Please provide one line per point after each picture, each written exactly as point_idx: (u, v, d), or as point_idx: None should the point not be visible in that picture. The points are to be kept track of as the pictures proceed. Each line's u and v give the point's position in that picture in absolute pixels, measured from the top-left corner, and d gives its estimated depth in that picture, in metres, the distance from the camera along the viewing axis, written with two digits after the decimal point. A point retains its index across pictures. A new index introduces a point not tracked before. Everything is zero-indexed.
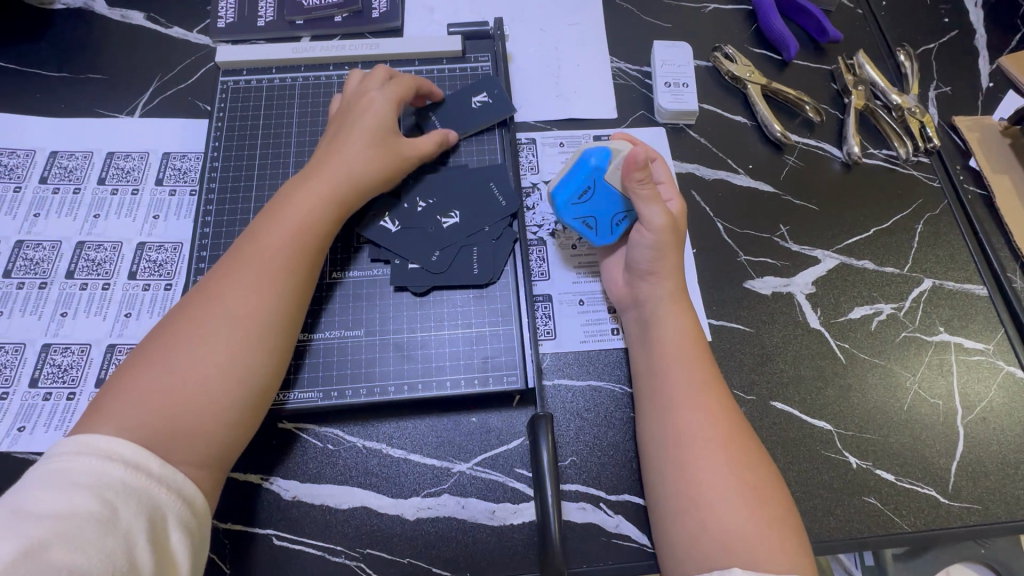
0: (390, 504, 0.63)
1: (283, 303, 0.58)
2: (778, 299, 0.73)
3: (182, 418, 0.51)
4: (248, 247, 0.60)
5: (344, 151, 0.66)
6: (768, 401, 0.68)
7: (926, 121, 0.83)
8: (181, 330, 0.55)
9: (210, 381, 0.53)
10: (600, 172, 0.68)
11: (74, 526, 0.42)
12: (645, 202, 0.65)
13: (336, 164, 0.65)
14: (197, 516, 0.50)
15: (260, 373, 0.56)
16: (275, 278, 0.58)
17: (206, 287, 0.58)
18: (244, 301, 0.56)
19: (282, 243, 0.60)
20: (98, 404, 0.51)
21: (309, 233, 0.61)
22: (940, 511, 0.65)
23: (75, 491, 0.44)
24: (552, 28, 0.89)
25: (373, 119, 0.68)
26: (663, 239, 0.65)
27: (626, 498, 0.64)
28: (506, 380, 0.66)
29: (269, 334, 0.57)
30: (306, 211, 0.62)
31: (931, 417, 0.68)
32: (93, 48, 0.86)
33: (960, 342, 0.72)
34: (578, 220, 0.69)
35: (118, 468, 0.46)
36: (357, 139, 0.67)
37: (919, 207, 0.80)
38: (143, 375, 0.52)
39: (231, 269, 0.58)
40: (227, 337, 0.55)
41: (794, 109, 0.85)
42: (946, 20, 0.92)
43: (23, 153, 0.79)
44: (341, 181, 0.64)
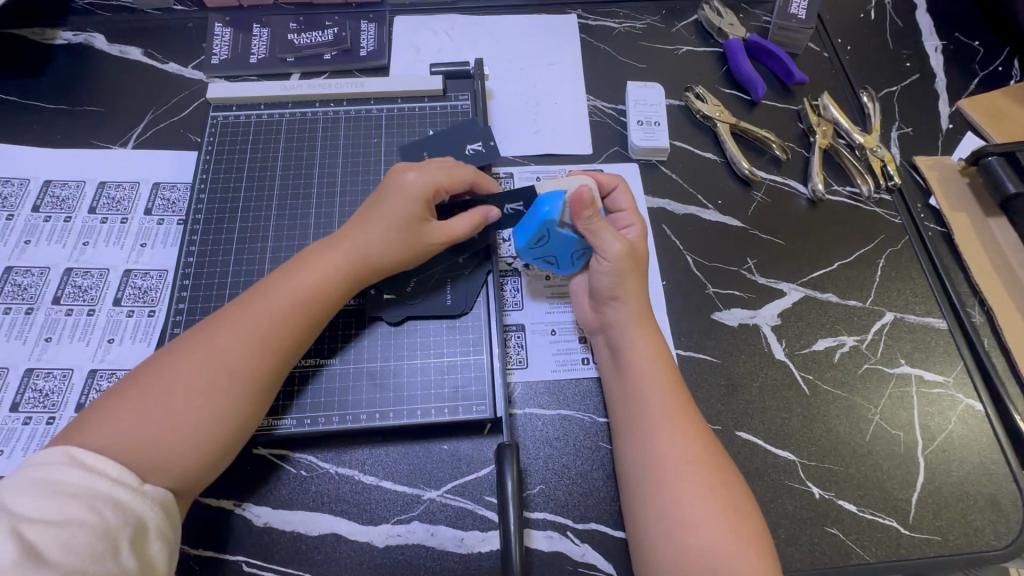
0: (360, 531, 0.64)
1: (276, 356, 0.59)
2: (744, 330, 0.76)
3: (164, 459, 0.53)
4: (253, 297, 0.61)
5: (370, 226, 0.66)
6: (733, 431, 0.70)
7: (887, 160, 0.86)
8: (175, 371, 0.56)
9: (197, 429, 0.54)
10: (552, 219, 0.65)
11: (65, 532, 0.45)
12: (597, 231, 0.66)
13: (358, 234, 0.66)
14: (175, 526, 0.52)
15: (244, 425, 0.57)
16: (275, 335, 0.60)
17: (206, 331, 0.59)
18: (240, 354, 0.58)
19: (286, 300, 0.61)
20: (84, 420, 0.53)
21: (315, 294, 0.63)
22: (902, 543, 0.66)
23: (64, 499, 0.46)
24: (532, 67, 0.93)
25: (402, 202, 0.66)
26: (619, 266, 0.67)
27: (593, 527, 0.65)
28: (477, 409, 0.67)
29: (255, 392, 0.58)
30: (314, 270, 0.63)
31: (892, 448, 0.70)
32: (91, 82, 0.89)
33: (921, 375, 0.74)
34: (539, 258, 0.70)
35: (105, 479, 0.48)
36: (383, 218, 0.66)
37: (882, 242, 0.83)
38: (131, 410, 0.53)
39: (233, 318, 0.60)
40: (217, 384, 0.56)
41: (762, 146, 0.89)
42: (907, 64, 0.97)
43: (18, 182, 0.82)
44: (359, 256, 0.65)
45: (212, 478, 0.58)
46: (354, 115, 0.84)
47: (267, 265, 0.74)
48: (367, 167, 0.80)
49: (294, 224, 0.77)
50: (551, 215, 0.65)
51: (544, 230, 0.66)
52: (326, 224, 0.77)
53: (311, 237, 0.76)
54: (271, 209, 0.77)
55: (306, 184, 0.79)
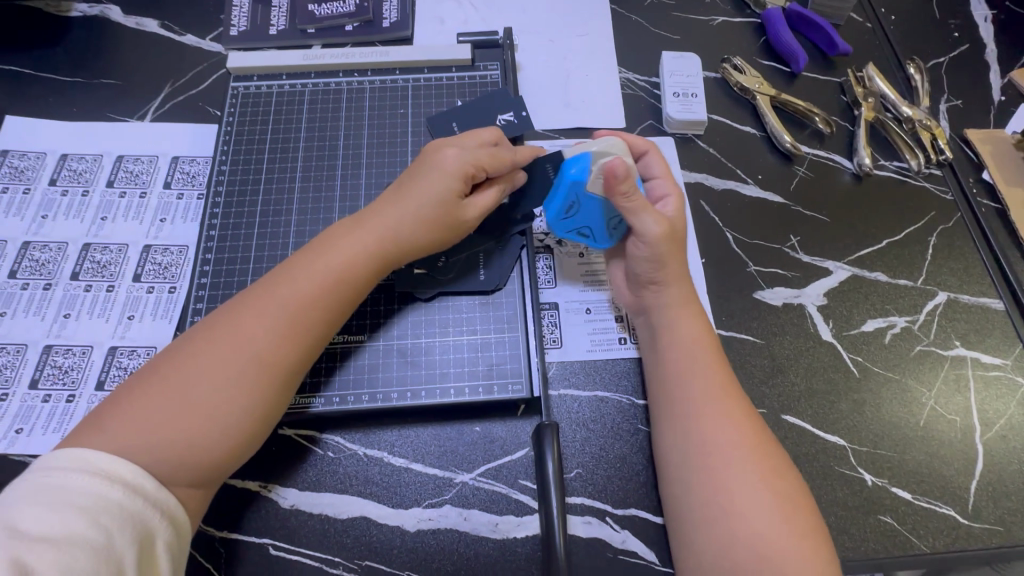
0: (390, 515, 0.61)
1: (301, 341, 0.56)
2: (789, 310, 0.72)
3: (189, 451, 0.50)
4: (276, 283, 0.58)
5: (398, 208, 0.62)
6: (779, 414, 0.67)
7: (938, 133, 0.82)
8: (196, 360, 0.53)
9: (221, 421, 0.52)
10: (583, 186, 0.62)
11: (69, 552, 0.42)
12: (634, 213, 0.62)
13: (384, 214, 0.62)
14: (184, 537, 0.50)
15: (271, 415, 0.55)
16: (301, 323, 0.56)
17: (228, 319, 0.56)
18: (264, 343, 0.55)
19: (312, 286, 0.58)
20: (101, 414, 0.50)
21: (340, 281, 0.59)
22: (961, 533, 0.62)
23: (70, 513, 0.44)
24: (561, 38, 0.89)
25: (437, 182, 0.62)
26: (660, 250, 0.63)
27: (634, 512, 0.62)
28: (511, 389, 0.64)
29: (281, 377, 0.55)
30: (339, 253, 0.60)
31: (948, 434, 0.66)
32: (107, 54, 0.87)
33: (977, 357, 0.70)
34: (572, 232, 0.67)
35: (113, 490, 0.46)
36: (414, 199, 0.62)
37: (933, 219, 0.79)
38: (151, 402, 0.51)
39: (256, 305, 0.56)
40: (240, 372, 0.53)
41: (804, 119, 0.84)
42: (956, 34, 0.92)
43: (34, 155, 0.79)
44: (387, 240, 0.61)
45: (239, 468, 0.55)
46: (378, 85, 0.81)
47: (291, 240, 0.71)
48: (393, 140, 0.77)
49: (318, 198, 0.74)
50: (582, 183, 0.61)
51: (572, 198, 0.63)
52: (352, 199, 0.74)
53: (335, 211, 0.73)
54: (295, 183, 0.75)
55: (330, 158, 0.76)
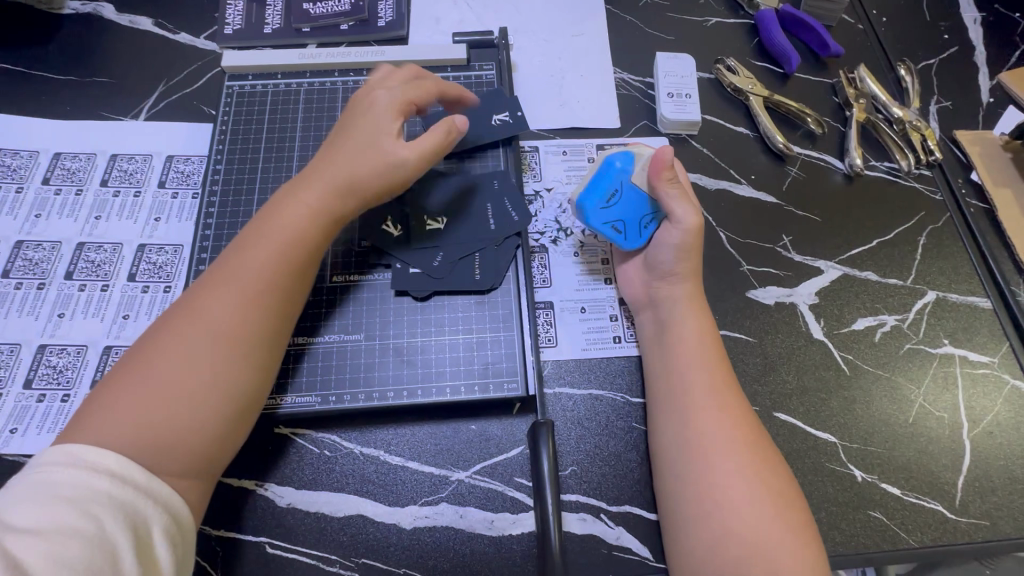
0: (386, 513, 0.62)
1: (270, 309, 0.57)
2: (781, 309, 0.73)
3: (169, 427, 0.50)
4: (234, 259, 0.58)
5: (341, 161, 0.63)
6: (771, 412, 0.67)
7: (928, 134, 0.83)
8: (163, 344, 0.53)
9: (199, 394, 0.52)
10: (627, 175, 0.67)
11: (59, 543, 0.41)
12: (676, 202, 0.65)
13: (328, 175, 0.63)
14: (183, 526, 0.49)
15: (250, 382, 0.55)
16: (265, 290, 0.57)
17: (188, 301, 0.56)
18: (229, 313, 0.55)
19: (271, 254, 0.59)
20: (82, 413, 0.50)
21: (299, 247, 0.60)
22: (948, 527, 0.63)
23: (58, 505, 0.43)
24: (556, 38, 0.90)
25: (375, 126, 0.65)
26: (687, 240, 0.65)
27: (628, 509, 0.63)
28: (507, 387, 0.65)
29: (254, 345, 0.55)
30: (295, 221, 0.61)
31: (937, 430, 0.68)
32: (100, 52, 0.86)
33: (964, 355, 0.72)
34: (606, 224, 0.67)
35: (102, 479, 0.45)
36: (355, 149, 0.64)
37: (923, 219, 0.80)
38: (126, 389, 0.50)
39: (217, 282, 0.57)
40: (211, 348, 0.53)
41: (797, 120, 0.85)
42: (946, 36, 0.93)
43: (27, 154, 0.79)
44: (339, 196, 0.62)
45: (232, 451, 0.55)
46: None
47: None
48: None
49: None
50: (628, 172, 0.67)
51: (616, 185, 0.67)
52: None
53: None
54: (290, 182, 0.75)
55: None
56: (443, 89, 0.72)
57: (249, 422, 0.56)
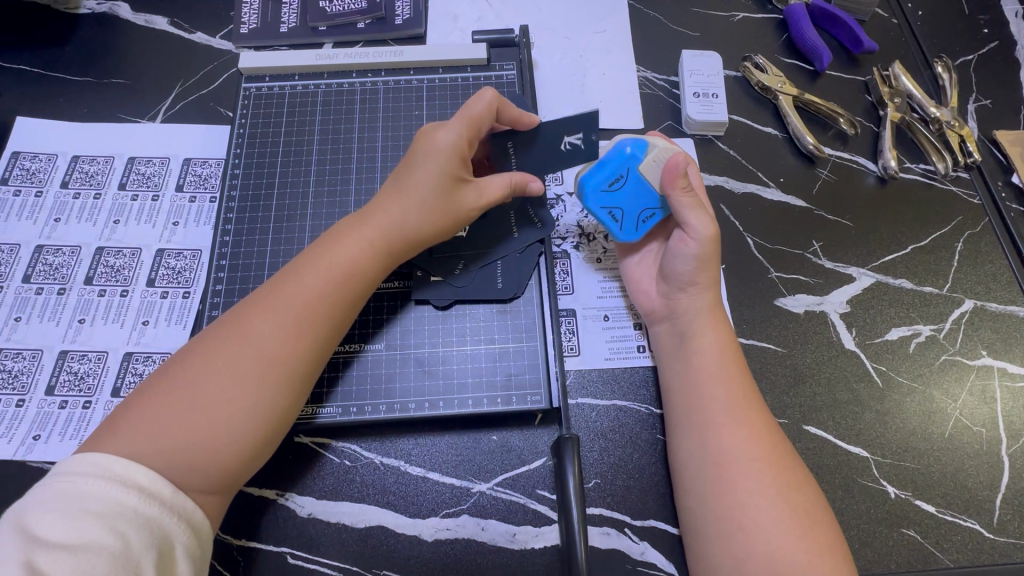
0: (408, 524, 0.61)
1: (314, 340, 0.55)
2: (811, 318, 0.71)
3: (202, 453, 0.48)
4: (287, 280, 0.56)
5: (405, 196, 0.60)
6: (801, 425, 0.66)
7: (966, 135, 0.80)
8: (206, 361, 0.51)
9: (234, 425, 0.50)
10: (636, 163, 0.64)
11: (83, 558, 0.40)
12: (688, 209, 0.62)
13: (391, 210, 0.60)
14: (203, 543, 0.48)
15: (282, 421, 0.53)
16: (313, 322, 0.55)
17: (238, 319, 0.54)
18: (275, 346, 0.53)
19: (321, 278, 0.56)
20: (111, 423, 0.49)
21: (352, 280, 0.57)
22: (985, 547, 0.61)
23: (84, 520, 0.42)
24: (578, 36, 0.87)
25: (440, 167, 0.60)
26: (704, 251, 0.62)
27: (653, 524, 0.62)
28: (530, 400, 0.63)
29: (296, 378, 0.53)
30: (351, 250, 0.58)
31: (973, 446, 0.65)
32: (117, 52, 0.86)
33: (1003, 367, 0.69)
34: (603, 210, 0.65)
35: (129, 494, 0.44)
36: (419, 187, 0.60)
37: (960, 224, 0.77)
38: (165, 402, 0.49)
39: (267, 305, 0.54)
40: (253, 374, 0.51)
41: (828, 120, 0.82)
42: (985, 31, 0.89)
43: (46, 157, 0.79)
44: (397, 236, 0.59)
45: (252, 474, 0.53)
46: (392, 86, 0.79)
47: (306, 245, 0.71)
48: (407, 141, 0.76)
49: (333, 202, 0.73)
50: (636, 160, 0.64)
51: (622, 172, 0.64)
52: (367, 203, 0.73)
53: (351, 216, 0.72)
54: (308, 186, 0.74)
55: (344, 161, 0.75)
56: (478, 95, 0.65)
57: (273, 451, 0.54)
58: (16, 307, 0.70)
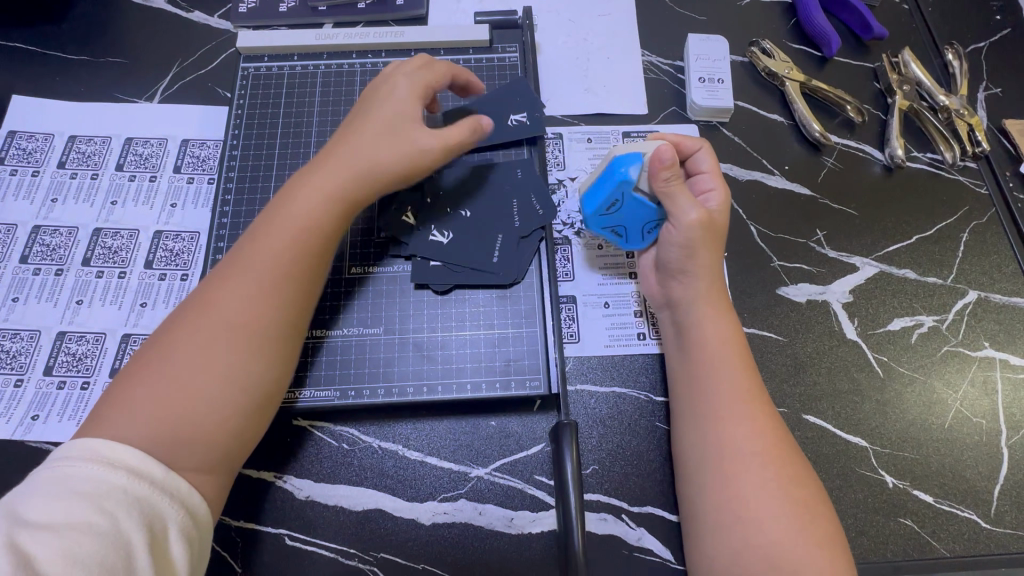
0: (405, 507, 0.61)
1: (286, 303, 0.54)
2: (813, 307, 0.70)
3: (196, 425, 0.48)
4: (251, 244, 0.55)
5: (360, 135, 0.60)
6: (800, 414, 0.65)
7: (975, 124, 0.78)
8: (176, 338, 0.51)
9: (223, 390, 0.50)
10: (629, 184, 0.61)
11: (71, 538, 0.40)
12: (679, 200, 0.61)
13: (347, 151, 0.60)
14: (200, 523, 0.47)
15: (265, 391, 0.53)
16: (283, 280, 0.54)
17: (206, 290, 0.54)
18: (244, 311, 0.52)
19: (286, 242, 0.55)
20: (104, 404, 0.48)
21: (314, 236, 0.56)
22: (982, 537, 0.62)
23: (73, 500, 0.42)
24: (581, 18, 0.85)
25: (396, 107, 0.62)
26: (691, 236, 0.61)
27: (650, 511, 0.62)
28: (529, 385, 0.63)
29: (271, 341, 0.53)
30: (314, 207, 0.57)
31: (973, 437, 0.65)
32: (113, 30, 0.84)
33: (1006, 359, 0.69)
34: (607, 229, 0.65)
35: (119, 475, 0.44)
36: (375, 125, 0.61)
37: (967, 214, 0.76)
38: (150, 380, 0.49)
39: (235, 270, 0.54)
40: (227, 342, 0.51)
41: (835, 108, 0.81)
42: (998, 18, 0.87)
43: (42, 137, 0.78)
44: (356, 176, 0.59)
45: (248, 451, 0.53)
46: None
47: None
48: None
49: None
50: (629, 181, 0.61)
51: (618, 194, 0.62)
52: None
53: None
54: None
55: None
56: (454, 72, 0.68)
57: (265, 424, 0.54)
58: (13, 288, 0.70)
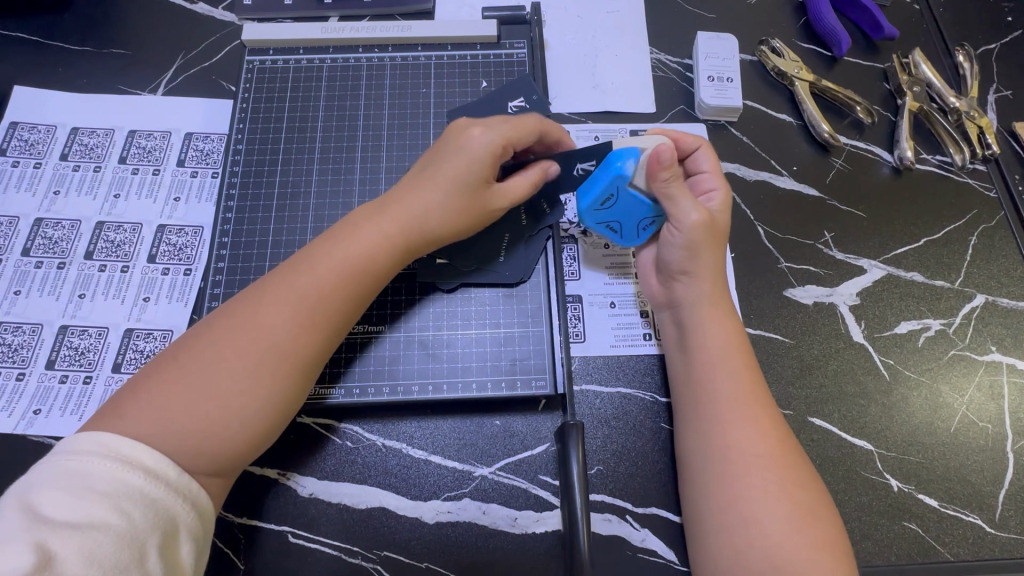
0: (409, 506, 0.61)
1: (322, 331, 0.53)
2: (820, 309, 0.70)
3: (211, 440, 0.48)
4: (297, 266, 0.55)
5: (428, 188, 0.58)
6: (806, 417, 0.65)
7: (984, 126, 0.78)
8: (210, 349, 0.50)
9: (240, 411, 0.49)
10: (624, 180, 0.59)
11: (87, 536, 0.40)
12: (679, 198, 0.59)
13: (406, 198, 0.58)
14: (207, 524, 0.47)
15: (287, 414, 0.52)
16: (321, 311, 0.53)
17: (245, 305, 0.53)
18: (280, 333, 0.51)
19: (328, 269, 0.54)
20: (116, 402, 0.48)
21: (358, 268, 0.55)
22: (986, 541, 0.61)
23: (89, 498, 0.41)
24: (590, 15, 0.85)
25: (467, 162, 0.58)
26: (695, 238, 0.60)
27: (654, 512, 0.62)
28: (535, 385, 0.63)
29: (303, 368, 0.52)
30: (361, 238, 0.56)
31: (979, 441, 0.65)
32: (117, 21, 0.83)
33: (1012, 363, 0.69)
34: (601, 224, 0.64)
35: (134, 473, 0.43)
36: (444, 180, 0.58)
37: (975, 218, 0.75)
38: (174, 389, 0.48)
39: (276, 291, 0.53)
40: (259, 363, 0.50)
41: (845, 109, 0.80)
42: (1009, 19, 0.87)
43: (45, 128, 0.77)
44: (412, 226, 0.57)
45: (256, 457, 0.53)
46: (399, 62, 0.77)
47: (309, 224, 0.69)
48: (413, 119, 0.74)
49: (337, 180, 0.71)
50: (624, 179, 0.58)
51: (612, 190, 0.60)
52: (372, 182, 0.71)
53: (354, 194, 0.71)
54: (313, 164, 0.72)
55: (348, 139, 0.73)
56: (544, 126, 0.63)
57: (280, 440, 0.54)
58: (15, 281, 0.69)
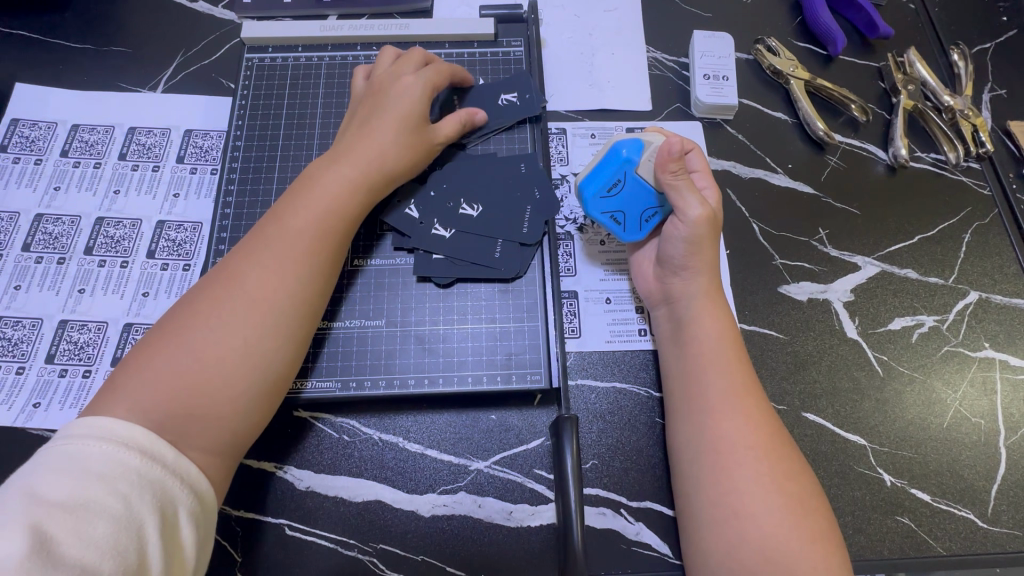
0: (405, 499, 0.61)
1: (306, 287, 0.55)
2: (815, 306, 0.70)
3: (204, 400, 0.49)
4: (272, 227, 0.56)
5: (376, 133, 0.62)
6: (800, 412, 0.66)
7: (979, 125, 0.78)
8: (199, 312, 0.52)
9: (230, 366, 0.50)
10: (633, 166, 0.63)
11: (85, 518, 0.40)
12: (683, 191, 0.60)
13: (366, 148, 0.61)
14: (207, 509, 0.48)
15: (279, 372, 0.53)
16: (300, 265, 0.55)
17: (229, 266, 0.55)
18: (264, 288, 0.53)
19: (308, 227, 0.56)
20: (112, 383, 0.49)
21: (335, 220, 0.58)
22: (979, 536, 0.62)
23: (88, 480, 0.41)
24: (587, 14, 0.85)
25: (409, 103, 0.64)
26: (698, 232, 0.61)
27: (648, 506, 0.62)
28: (529, 379, 0.63)
29: (289, 322, 0.54)
30: (336, 195, 0.58)
31: (971, 436, 0.66)
32: (117, 20, 0.84)
33: (1005, 360, 0.69)
34: (605, 215, 0.65)
35: (132, 456, 0.44)
36: (389, 122, 0.63)
37: (968, 215, 0.76)
38: (165, 352, 0.50)
39: (258, 249, 0.55)
40: (246, 319, 0.52)
41: (839, 107, 0.81)
42: (1004, 18, 0.87)
43: (45, 125, 0.78)
44: (374, 171, 0.61)
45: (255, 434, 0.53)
46: None
47: None
48: None
49: None
50: (633, 164, 0.62)
51: (620, 175, 0.63)
52: None
53: None
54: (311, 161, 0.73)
55: None
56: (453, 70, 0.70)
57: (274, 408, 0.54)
58: (15, 276, 0.70)
